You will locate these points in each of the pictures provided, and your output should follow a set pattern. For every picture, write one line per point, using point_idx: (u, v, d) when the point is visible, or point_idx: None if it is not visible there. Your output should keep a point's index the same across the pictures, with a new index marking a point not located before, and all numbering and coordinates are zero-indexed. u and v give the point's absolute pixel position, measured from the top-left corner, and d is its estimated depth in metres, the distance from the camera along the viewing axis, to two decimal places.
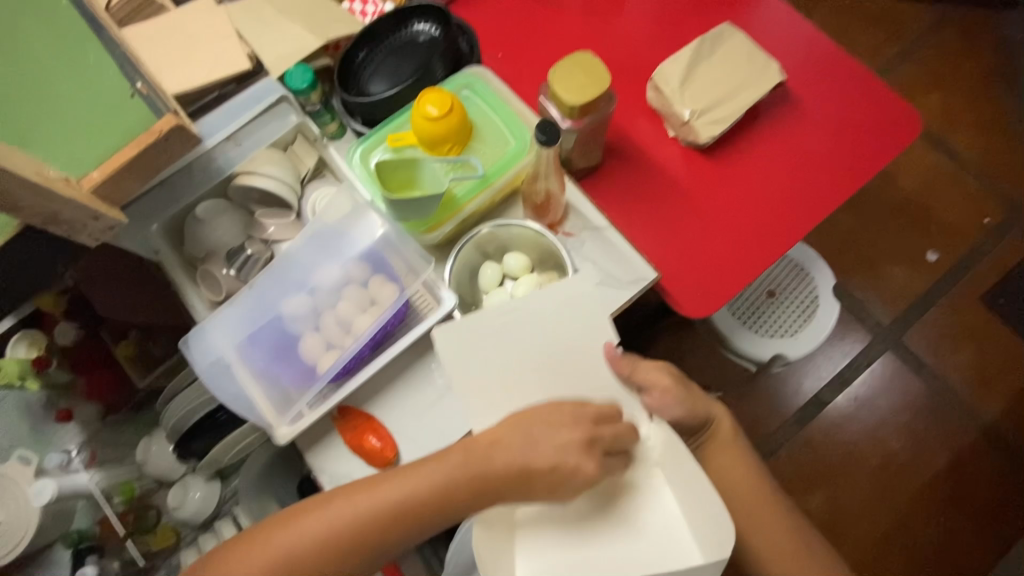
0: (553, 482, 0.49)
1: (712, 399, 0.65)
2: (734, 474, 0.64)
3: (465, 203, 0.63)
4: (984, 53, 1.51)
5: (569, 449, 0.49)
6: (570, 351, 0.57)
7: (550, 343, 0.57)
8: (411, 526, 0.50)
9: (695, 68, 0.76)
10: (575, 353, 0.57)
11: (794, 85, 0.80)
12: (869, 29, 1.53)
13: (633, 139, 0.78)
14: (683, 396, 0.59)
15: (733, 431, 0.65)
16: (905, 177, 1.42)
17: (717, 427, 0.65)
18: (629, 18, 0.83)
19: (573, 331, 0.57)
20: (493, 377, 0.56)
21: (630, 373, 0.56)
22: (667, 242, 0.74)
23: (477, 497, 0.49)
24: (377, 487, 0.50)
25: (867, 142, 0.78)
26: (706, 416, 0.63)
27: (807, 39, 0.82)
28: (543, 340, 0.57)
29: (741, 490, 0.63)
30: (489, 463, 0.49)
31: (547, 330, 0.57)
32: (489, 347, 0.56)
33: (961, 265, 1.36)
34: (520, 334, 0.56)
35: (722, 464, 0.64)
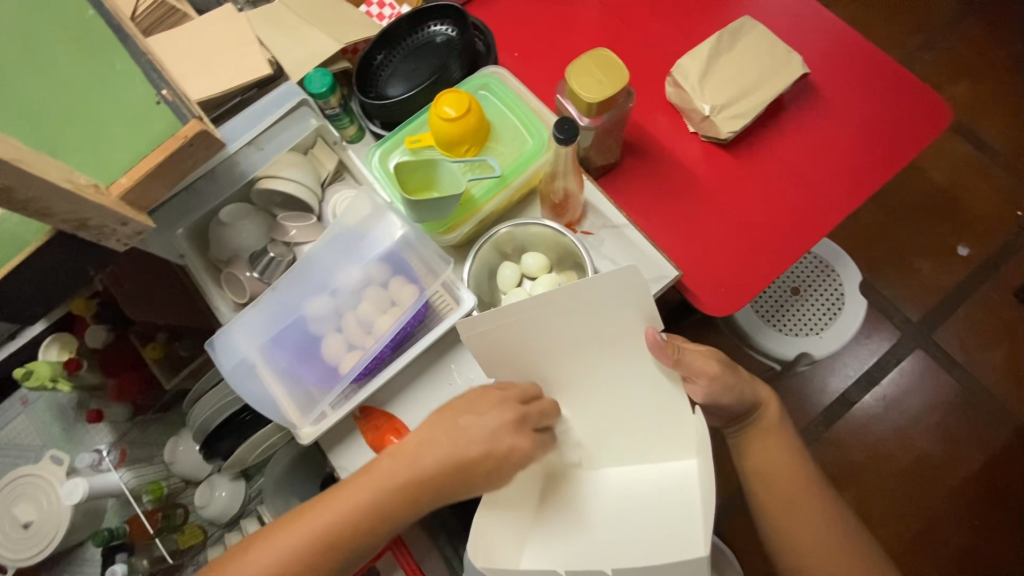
0: (491, 470, 0.50)
1: (759, 382, 0.64)
2: (776, 459, 0.63)
3: (483, 203, 0.63)
4: (1014, 41, 1.46)
5: (499, 431, 0.51)
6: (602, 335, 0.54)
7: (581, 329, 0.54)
8: (376, 531, 0.49)
9: (714, 62, 0.75)
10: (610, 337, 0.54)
11: (818, 77, 0.78)
12: (893, 18, 1.50)
13: (652, 136, 0.78)
14: (729, 381, 0.58)
15: (779, 415, 0.64)
16: (932, 169, 1.37)
17: (766, 412, 0.64)
18: (645, 13, 0.82)
19: (606, 325, 0.53)
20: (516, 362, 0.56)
21: (676, 359, 0.54)
22: (688, 239, 0.73)
23: (425, 492, 0.49)
24: (341, 497, 0.49)
25: (894, 134, 0.75)
26: (753, 400, 0.62)
27: (830, 29, 0.80)
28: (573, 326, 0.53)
29: (777, 481, 0.63)
30: (431, 456, 0.50)
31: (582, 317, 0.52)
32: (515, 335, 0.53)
33: (992, 260, 1.31)
34: (551, 325, 0.53)
35: (762, 449, 0.64)
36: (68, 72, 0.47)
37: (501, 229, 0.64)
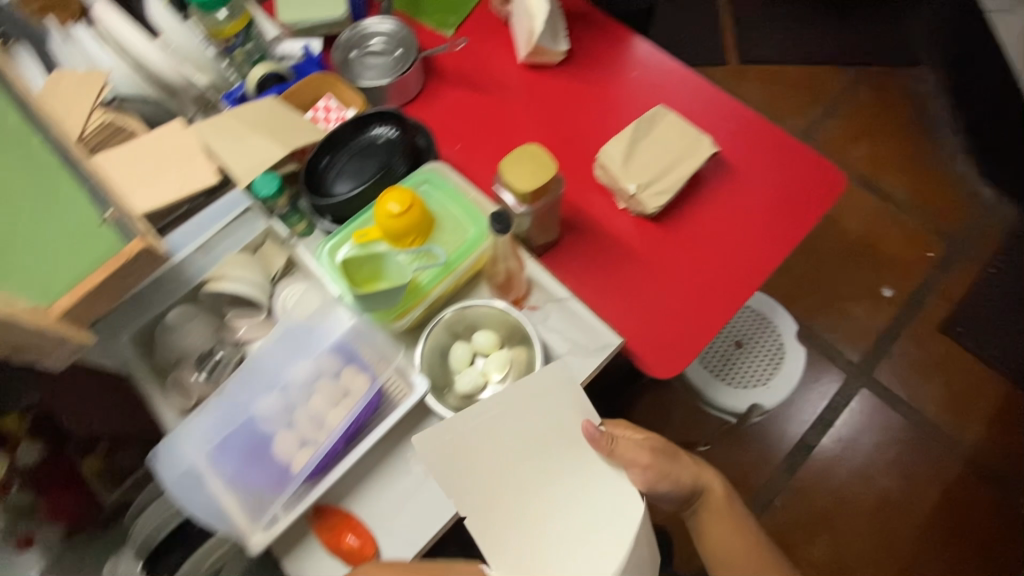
0: None
1: (705, 469, 0.76)
2: (729, 535, 0.75)
3: (430, 290, 0.65)
4: (902, 106, 1.67)
5: None
6: (552, 443, 0.58)
7: (535, 437, 0.58)
8: None
9: (636, 147, 0.83)
10: (557, 438, 0.59)
11: (728, 153, 0.88)
12: (794, 93, 1.71)
13: (588, 215, 0.85)
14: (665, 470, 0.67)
15: (724, 495, 0.76)
16: (849, 219, 1.51)
17: (713, 496, 0.76)
18: (570, 109, 0.92)
19: (551, 433, 0.58)
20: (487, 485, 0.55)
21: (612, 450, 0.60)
22: (627, 305, 0.78)
23: None
24: None
25: (801, 199, 0.84)
26: (700, 487, 0.74)
27: (733, 112, 0.91)
28: (526, 436, 0.57)
29: (733, 554, 0.74)
30: None
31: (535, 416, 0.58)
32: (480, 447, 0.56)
33: (915, 298, 1.42)
34: (505, 436, 0.57)
35: (717, 528, 0.75)
36: (11, 199, 0.48)
37: (446, 314, 0.67)
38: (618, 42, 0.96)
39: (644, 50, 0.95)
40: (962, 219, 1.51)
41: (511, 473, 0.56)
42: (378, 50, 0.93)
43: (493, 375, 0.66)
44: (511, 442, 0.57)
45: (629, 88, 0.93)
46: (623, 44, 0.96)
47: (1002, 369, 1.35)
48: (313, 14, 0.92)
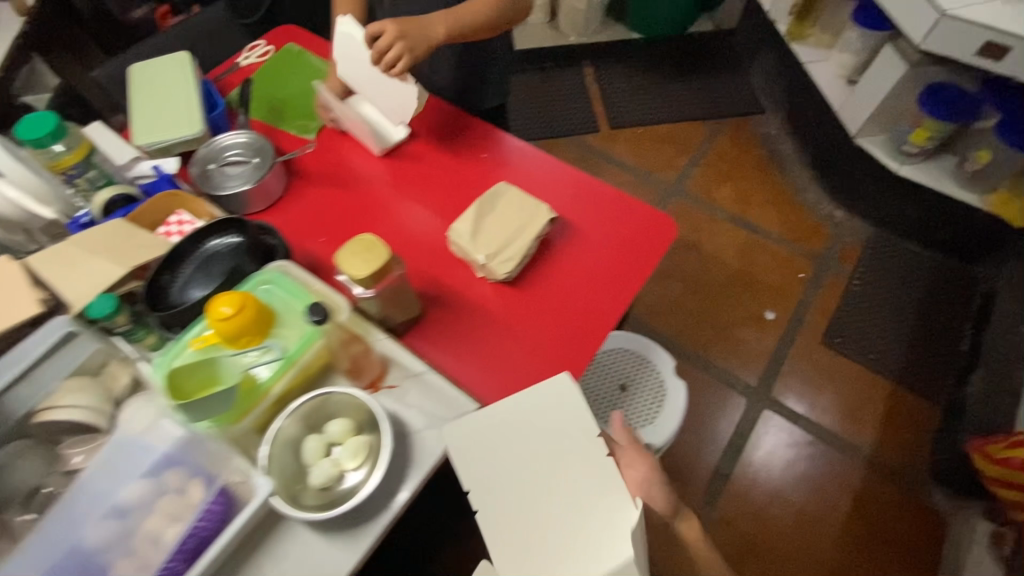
0: None
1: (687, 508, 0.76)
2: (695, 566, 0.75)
3: (269, 386, 0.66)
4: (755, 146, 1.88)
5: None
6: (553, 445, 0.65)
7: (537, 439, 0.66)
8: None
9: (481, 221, 0.89)
10: (559, 443, 0.65)
11: (571, 216, 0.97)
12: (661, 148, 1.90)
13: (448, 288, 0.89)
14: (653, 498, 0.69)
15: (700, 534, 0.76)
16: (725, 253, 1.66)
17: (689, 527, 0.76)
18: (425, 194, 0.99)
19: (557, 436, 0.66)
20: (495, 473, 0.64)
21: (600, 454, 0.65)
22: (491, 370, 0.82)
23: None
24: None
25: (638, 249, 0.94)
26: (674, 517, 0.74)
27: (573, 178, 1.01)
28: (531, 437, 0.66)
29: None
30: None
31: (516, 437, 0.66)
32: (486, 446, 0.65)
33: (795, 316, 1.54)
34: (511, 435, 0.66)
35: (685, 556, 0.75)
36: None
37: (281, 426, 0.66)
38: (464, 130, 1.06)
39: (488, 135, 1.05)
40: (823, 239, 1.66)
41: (517, 472, 0.64)
42: (237, 159, 0.98)
43: (346, 464, 0.67)
44: (518, 439, 0.66)
45: (476, 169, 1.01)
46: (469, 132, 1.05)
47: (883, 372, 1.45)
48: (169, 134, 0.97)
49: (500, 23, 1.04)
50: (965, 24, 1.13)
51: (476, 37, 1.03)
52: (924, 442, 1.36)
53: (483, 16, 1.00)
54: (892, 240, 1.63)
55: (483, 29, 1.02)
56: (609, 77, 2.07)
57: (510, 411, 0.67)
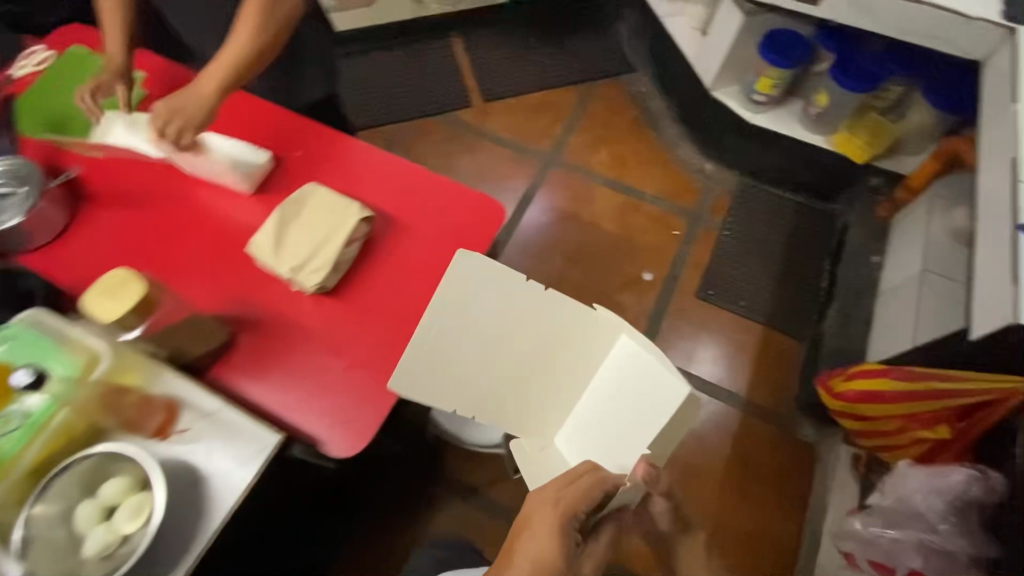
0: None
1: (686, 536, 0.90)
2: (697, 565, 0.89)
3: (15, 458, 0.61)
4: (629, 107, 1.87)
5: None
6: (514, 303, 0.81)
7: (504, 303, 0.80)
8: None
9: (286, 230, 0.82)
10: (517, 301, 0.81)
11: (396, 210, 0.91)
12: (536, 118, 1.86)
13: (260, 307, 0.82)
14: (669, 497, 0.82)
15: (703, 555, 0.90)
16: (604, 220, 1.67)
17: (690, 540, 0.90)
18: (230, 203, 0.90)
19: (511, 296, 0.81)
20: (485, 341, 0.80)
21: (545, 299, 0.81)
22: (311, 388, 0.78)
23: None
24: None
25: (469, 238, 0.90)
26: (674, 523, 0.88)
27: (397, 170, 0.94)
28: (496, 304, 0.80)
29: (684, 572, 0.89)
30: None
31: (480, 308, 0.79)
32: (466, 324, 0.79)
33: (671, 275, 1.58)
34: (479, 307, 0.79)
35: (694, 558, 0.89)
36: None
37: (35, 509, 0.59)
38: (275, 128, 0.97)
39: (303, 130, 0.97)
40: (695, 194, 1.69)
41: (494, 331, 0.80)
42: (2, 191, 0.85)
43: (126, 526, 0.61)
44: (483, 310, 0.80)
45: (286, 171, 0.93)
46: (280, 129, 0.97)
47: (756, 317, 1.51)
48: None
49: (275, 36, 0.87)
50: None
51: (260, 65, 0.89)
52: (793, 379, 1.43)
53: (249, 44, 0.85)
54: (758, 187, 1.68)
55: (259, 56, 0.87)
56: (479, 47, 1.99)
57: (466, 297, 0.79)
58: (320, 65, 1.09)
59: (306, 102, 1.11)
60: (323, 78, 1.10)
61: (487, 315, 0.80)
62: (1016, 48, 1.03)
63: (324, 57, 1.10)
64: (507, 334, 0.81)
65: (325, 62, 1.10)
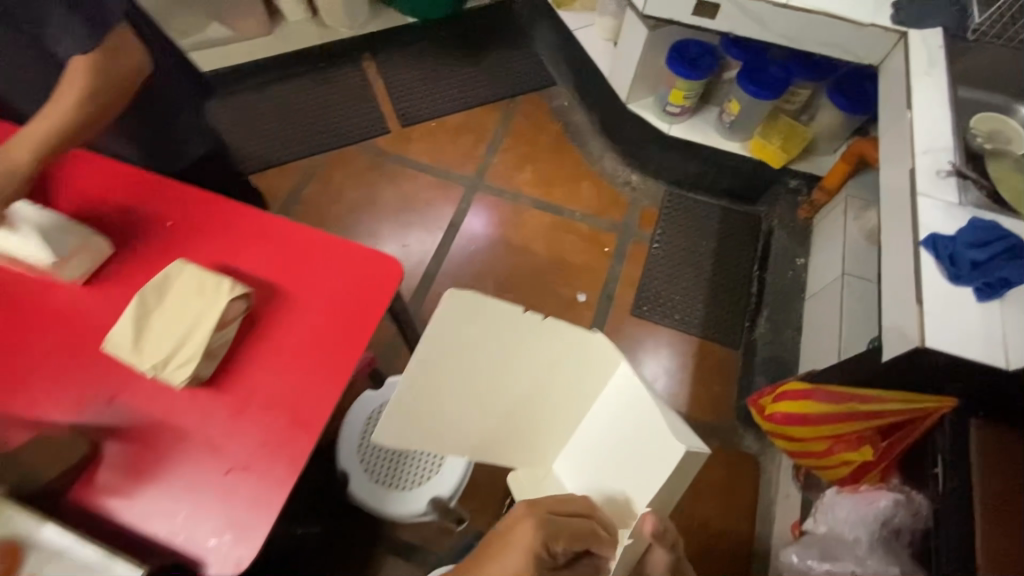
0: None
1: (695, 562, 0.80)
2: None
3: None
4: (550, 122, 1.83)
5: None
6: (501, 341, 0.71)
7: (489, 343, 0.71)
8: None
9: (144, 323, 0.73)
10: (503, 338, 0.71)
11: (279, 279, 0.83)
12: (457, 139, 1.80)
13: (124, 410, 0.73)
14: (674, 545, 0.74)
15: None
16: (534, 243, 1.63)
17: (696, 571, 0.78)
18: (84, 291, 0.80)
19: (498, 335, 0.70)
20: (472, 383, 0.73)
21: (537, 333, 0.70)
22: (188, 499, 0.70)
23: None
24: None
25: (362, 301, 0.82)
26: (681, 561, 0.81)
27: (279, 233, 0.86)
28: (480, 346, 0.71)
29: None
30: None
31: (463, 354, 0.70)
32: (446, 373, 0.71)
33: (604, 294, 1.55)
34: (465, 351, 0.70)
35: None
36: None
37: None
38: (140, 192, 0.88)
39: (171, 191, 0.88)
40: (622, 208, 1.67)
41: (479, 371, 0.72)
42: None
43: None
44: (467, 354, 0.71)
45: (151, 241, 0.84)
46: (143, 192, 0.87)
47: (691, 328, 1.49)
48: None
49: (112, 103, 0.81)
50: None
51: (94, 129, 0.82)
52: (732, 389, 1.43)
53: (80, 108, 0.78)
54: (684, 195, 1.67)
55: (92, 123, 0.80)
56: (392, 68, 1.91)
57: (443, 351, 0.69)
58: (191, 117, 0.99)
59: (181, 159, 1.02)
60: (196, 131, 1.01)
61: (469, 359, 0.72)
62: (904, 54, 1.03)
63: (196, 108, 1.00)
64: (502, 365, 0.74)
65: (197, 113, 1.00)
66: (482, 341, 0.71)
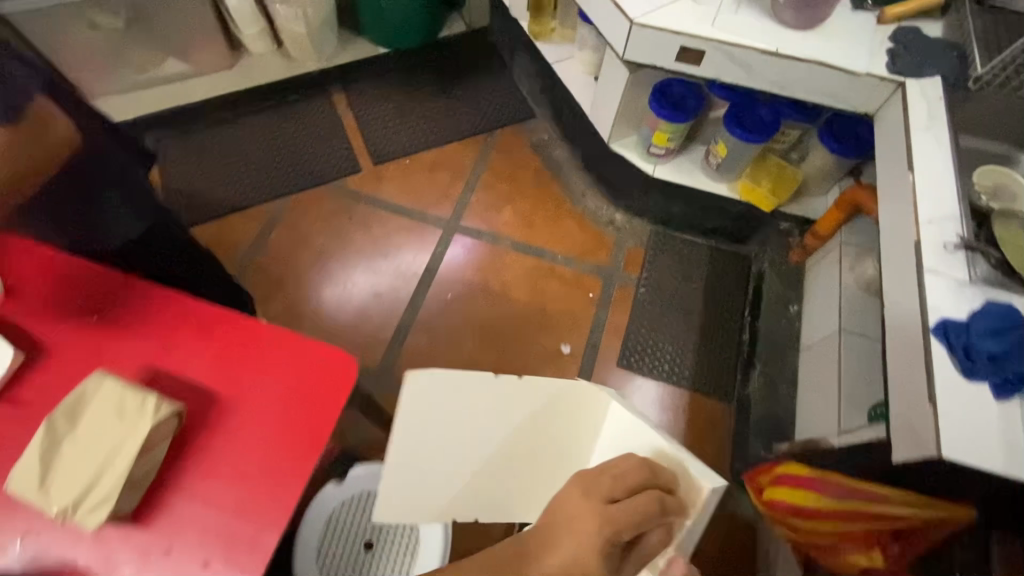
0: None
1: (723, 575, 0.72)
2: None
3: None
4: (531, 157, 1.75)
5: None
6: (480, 403, 0.73)
7: (469, 412, 0.73)
8: None
9: (54, 455, 0.64)
10: (484, 400, 0.74)
11: (217, 384, 0.73)
12: (433, 178, 1.71)
13: (31, 559, 0.63)
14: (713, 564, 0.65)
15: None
16: (515, 289, 1.54)
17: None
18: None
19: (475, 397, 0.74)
20: (462, 449, 0.73)
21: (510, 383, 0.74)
22: None
23: None
24: None
25: (312, 407, 0.73)
26: None
27: (220, 326, 0.77)
28: (461, 413, 0.73)
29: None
30: None
31: (446, 423, 0.73)
32: (435, 440, 0.72)
33: (590, 344, 1.47)
34: (449, 419, 0.73)
35: None
36: None
37: None
38: (60, 283, 0.78)
39: (98, 282, 0.79)
40: (607, 250, 1.59)
41: (470, 438, 0.73)
42: None
43: None
44: (452, 423, 0.73)
45: (70, 343, 0.75)
46: (65, 284, 0.78)
47: (680, 381, 1.42)
48: None
49: (28, 174, 0.79)
50: (657, 32, 1.02)
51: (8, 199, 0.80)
52: (725, 448, 1.35)
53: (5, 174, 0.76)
54: (670, 235, 1.60)
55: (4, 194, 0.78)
56: (364, 103, 1.81)
57: (423, 413, 0.72)
58: (123, 191, 0.89)
59: (115, 239, 0.90)
60: (130, 206, 0.90)
61: (453, 422, 0.73)
62: (902, 106, 0.96)
63: (128, 180, 0.89)
64: (489, 433, 0.73)
65: (131, 187, 0.90)
66: (473, 399, 0.73)
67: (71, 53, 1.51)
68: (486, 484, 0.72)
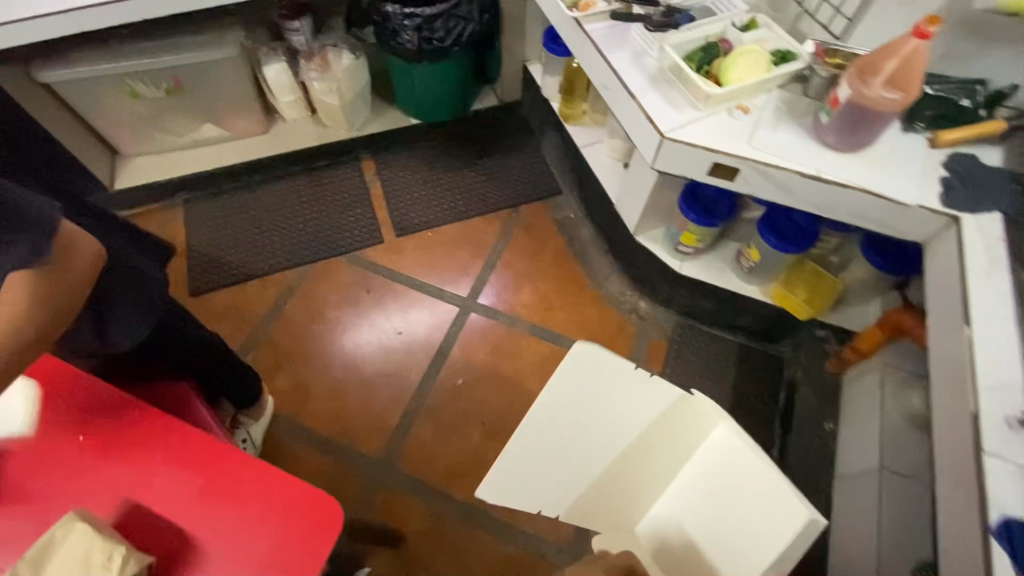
0: None
1: None
2: None
3: None
4: (555, 236, 1.71)
5: None
6: (576, 407, 0.77)
7: (560, 413, 0.77)
8: None
9: None
10: (582, 405, 0.77)
11: (194, 524, 0.69)
12: (454, 252, 1.68)
13: None
14: None
15: None
16: (529, 377, 1.48)
17: None
18: None
19: (633, 383, 0.76)
20: (547, 450, 0.79)
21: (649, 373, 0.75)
22: None
23: None
24: None
25: (289, 557, 0.68)
26: None
27: (206, 453, 0.73)
28: (556, 414, 0.76)
29: None
30: None
31: (541, 423, 0.76)
32: (530, 446, 0.78)
33: None
34: (540, 420, 0.76)
35: None
36: None
37: None
38: (50, 393, 0.75)
39: (89, 394, 0.75)
40: (628, 340, 1.52)
41: (554, 434, 0.78)
42: None
43: None
44: (554, 420, 0.77)
45: (52, 455, 0.72)
46: (51, 390, 0.75)
47: None
48: None
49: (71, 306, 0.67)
50: (687, 147, 0.98)
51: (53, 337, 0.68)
52: None
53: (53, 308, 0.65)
54: (697, 327, 1.52)
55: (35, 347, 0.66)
56: (391, 171, 1.82)
57: (528, 419, 0.76)
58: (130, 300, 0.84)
59: (125, 342, 0.87)
60: (138, 312, 0.85)
61: (559, 412, 0.76)
62: (957, 244, 0.88)
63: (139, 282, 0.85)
64: (585, 432, 0.78)
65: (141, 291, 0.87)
66: (605, 380, 0.75)
67: (111, 117, 1.56)
68: (565, 473, 0.80)
